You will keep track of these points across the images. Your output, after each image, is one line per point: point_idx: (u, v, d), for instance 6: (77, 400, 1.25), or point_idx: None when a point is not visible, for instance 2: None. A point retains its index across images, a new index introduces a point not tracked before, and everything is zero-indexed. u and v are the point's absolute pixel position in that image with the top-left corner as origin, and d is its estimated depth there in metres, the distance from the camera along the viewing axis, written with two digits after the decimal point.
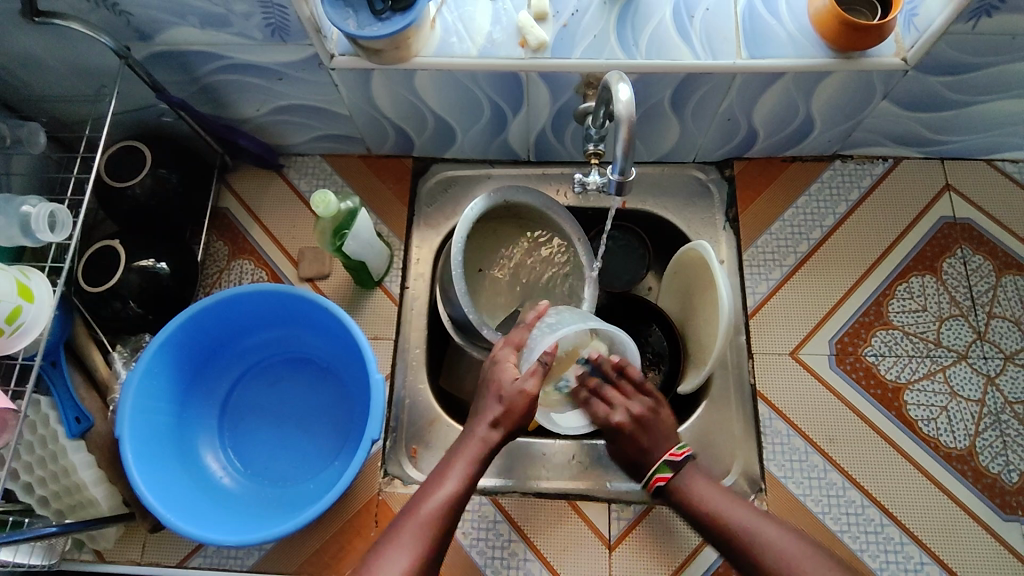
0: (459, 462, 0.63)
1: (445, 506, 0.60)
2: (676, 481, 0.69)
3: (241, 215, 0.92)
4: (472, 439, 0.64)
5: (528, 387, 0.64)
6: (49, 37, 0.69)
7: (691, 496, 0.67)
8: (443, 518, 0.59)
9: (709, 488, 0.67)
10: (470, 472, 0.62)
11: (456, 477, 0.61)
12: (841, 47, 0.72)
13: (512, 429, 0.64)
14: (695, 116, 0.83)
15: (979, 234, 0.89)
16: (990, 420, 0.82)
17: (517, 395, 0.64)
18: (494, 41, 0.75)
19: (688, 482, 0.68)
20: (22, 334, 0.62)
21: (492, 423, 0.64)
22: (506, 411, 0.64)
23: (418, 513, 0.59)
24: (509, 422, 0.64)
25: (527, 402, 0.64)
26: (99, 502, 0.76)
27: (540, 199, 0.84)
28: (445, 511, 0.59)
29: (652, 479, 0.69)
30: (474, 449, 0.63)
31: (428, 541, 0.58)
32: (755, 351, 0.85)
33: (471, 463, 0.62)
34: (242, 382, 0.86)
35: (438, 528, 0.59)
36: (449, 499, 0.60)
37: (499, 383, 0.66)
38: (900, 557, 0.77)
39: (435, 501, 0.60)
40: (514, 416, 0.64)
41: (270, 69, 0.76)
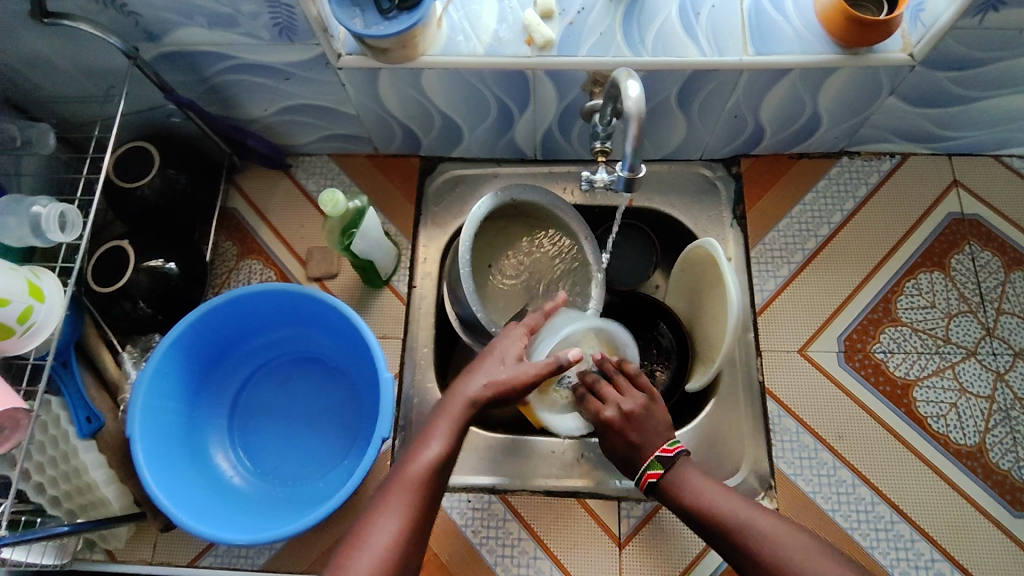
0: (443, 422, 0.60)
1: (432, 468, 0.58)
2: (666, 479, 0.65)
3: (249, 215, 0.93)
4: (456, 394, 0.61)
5: (523, 365, 0.62)
6: (59, 39, 0.69)
7: (682, 495, 0.64)
8: (429, 480, 0.57)
9: (702, 484, 0.63)
10: (456, 429, 0.60)
11: (441, 438, 0.59)
12: (848, 43, 0.72)
13: (499, 393, 0.61)
14: (702, 113, 0.83)
15: (988, 230, 0.89)
16: (1000, 417, 0.81)
17: (514, 372, 0.62)
18: (500, 39, 0.75)
19: (678, 479, 0.65)
20: (33, 334, 0.63)
21: (478, 383, 0.62)
22: (497, 380, 0.62)
23: (404, 479, 0.57)
24: (497, 385, 0.61)
25: (524, 381, 0.61)
26: (110, 501, 0.76)
27: (547, 198, 0.84)
28: (431, 473, 0.57)
29: (644, 475, 0.65)
30: (459, 404, 0.61)
31: (415, 505, 0.56)
32: (763, 349, 0.85)
33: (455, 421, 0.60)
34: (251, 382, 0.86)
35: (426, 491, 0.57)
36: (435, 460, 0.58)
37: (497, 360, 0.64)
38: (911, 554, 0.77)
39: (421, 464, 0.58)
40: (505, 386, 0.61)
41: (278, 69, 0.77)
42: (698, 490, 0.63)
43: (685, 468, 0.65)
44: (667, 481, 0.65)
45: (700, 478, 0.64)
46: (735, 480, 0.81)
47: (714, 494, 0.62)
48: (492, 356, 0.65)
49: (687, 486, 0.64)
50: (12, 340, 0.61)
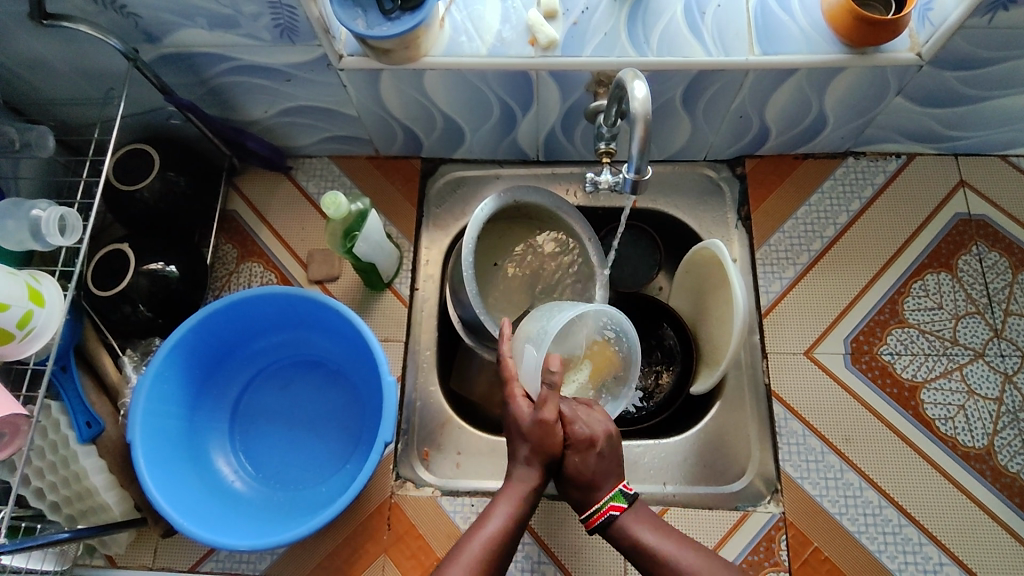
0: (504, 501, 0.64)
1: (489, 549, 0.61)
2: (619, 518, 0.66)
3: (249, 217, 0.92)
4: (516, 481, 0.65)
5: (546, 415, 0.64)
6: (58, 40, 0.69)
7: (638, 539, 0.64)
8: (487, 562, 0.60)
9: (657, 530, 0.65)
10: (516, 513, 0.63)
11: (500, 517, 0.62)
12: (855, 42, 0.71)
13: (547, 463, 0.65)
14: (706, 114, 0.82)
15: (995, 230, 0.88)
16: (1009, 419, 0.81)
17: (539, 425, 0.64)
18: (504, 39, 0.74)
19: (634, 521, 0.66)
20: (33, 339, 0.62)
21: (532, 461, 0.65)
22: (535, 447, 0.65)
23: (461, 557, 0.60)
24: (546, 458, 0.65)
25: (549, 432, 0.64)
26: (111, 507, 0.75)
27: (550, 199, 0.84)
28: (488, 554, 0.61)
29: (605, 507, 0.65)
30: (519, 489, 0.64)
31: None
32: (769, 351, 0.84)
33: (516, 503, 0.63)
34: (252, 386, 0.85)
35: (480, 573, 0.59)
36: (493, 541, 0.61)
37: (518, 420, 0.66)
38: (919, 558, 0.76)
39: (479, 543, 0.61)
40: (545, 451, 0.65)
41: (279, 70, 0.76)
42: (655, 536, 0.64)
43: (640, 511, 0.67)
44: (623, 520, 0.65)
45: (653, 524, 0.66)
46: (740, 483, 0.81)
47: (671, 541, 0.64)
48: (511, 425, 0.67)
49: (644, 530, 0.65)
50: (11, 345, 0.60)
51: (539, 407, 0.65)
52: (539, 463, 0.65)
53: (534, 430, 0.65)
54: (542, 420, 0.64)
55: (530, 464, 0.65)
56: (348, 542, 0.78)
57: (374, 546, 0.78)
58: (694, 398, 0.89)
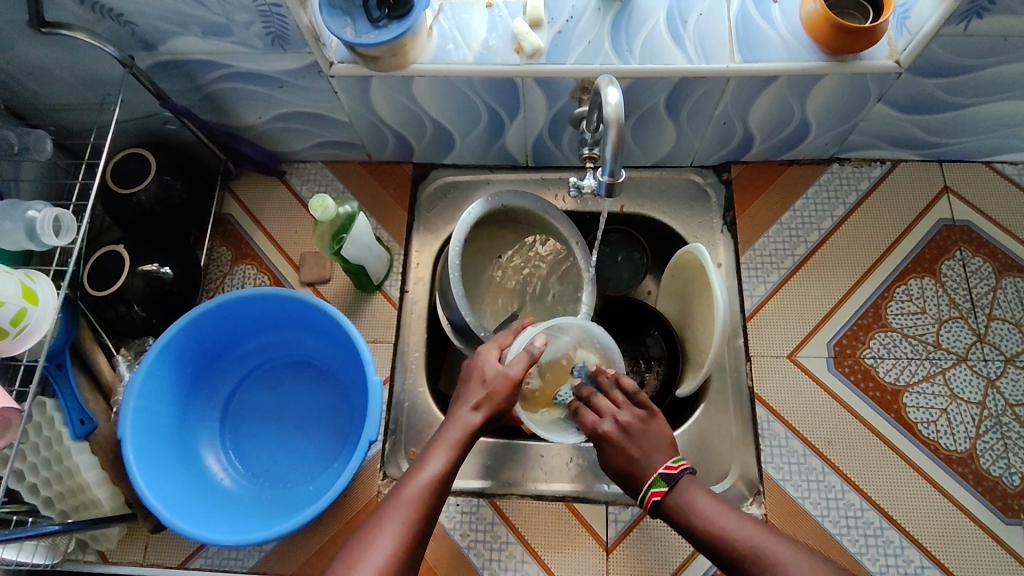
0: (442, 447, 0.62)
1: (429, 490, 0.59)
2: (671, 497, 0.65)
3: (244, 221, 0.94)
4: (455, 426, 0.64)
5: (513, 372, 0.66)
6: (57, 48, 0.71)
7: (688, 511, 0.63)
8: (427, 500, 0.59)
9: (709, 500, 0.63)
10: (455, 456, 0.62)
11: (438, 461, 0.61)
12: (833, 49, 0.72)
13: (494, 410, 0.65)
14: (690, 120, 0.83)
15: (979, 236, 0.89)
16: (992, 423, 0.81)
17: (500, 378, 0.66)
18: (490, 47, 0.76)
19: (684, 499, 0.64)
20: (26, 336, 0.64)
21: (473, 406, 0.65)
22: (488, 394, 0.65)
23: (400, 499, 0.58)
24: (490, 404, 0.65)
25: (509, 387, 0.66)
26: (103, 502, 0.77)
27: (537, 203, 0.85)
28: (428, 496, 0.59)
29: (648, 493, 0.65)
30: (455, 435, 0.63)
31: (409, 526, 0.57)
32: (752, 354, 0.85)
33: (453, 447, 0.62)
34: (243, 386, 0.87)
35: (421, 514, 0.58)
36: (434, 480, 0.60)
37: (481, 371, 0.68)
38: (900, 561, 0.76)
39: (417, 485, 0.59)
40: (497, 398, 0.65)
41: (271, 77, 0.78)
42: (712, 506, 0.63)
43: (690, 484, 0.65)
44: (672, 500, 0.64)
45: (703, 494, 0.64)
46: (723, 484, 0.81)
47: (726, 514, 0.61)
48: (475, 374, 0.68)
49: (691, 502, 0.64)
50: (5, 342, 0.62)
51: (507, 364, 0.67)
52: (488, 409, 0.65)
53: (495, 381, 0.66)
54: (506, 373, 0.66)
55: (476, 409, 0.65)
56: (334, 540, 0.80)
57: None
58: (681, 399, 0.90)
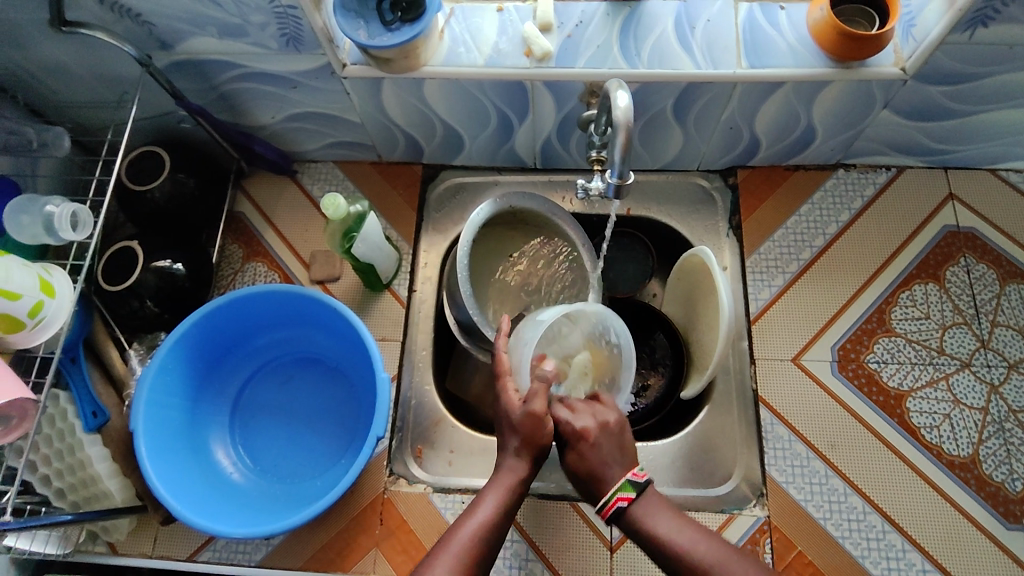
0: (493, 492, 0.64)
1: (479, 537, 0.60)
2: (633, 508, 0.62)
3: (256, 219, 0.95)
4: (505, 471, 0.65)
5: (537, 408, 0.66)
6: (76, 47, 0.73)
7: (652, 527, 0.61)
8: (479, 547, 0.60)
9: (674, 518, 0.61)
10: (506, 501, 0.63)
11: (488, 507, 0.62)
12: (839, 56, 0.73)
13: (537, 454, 0.66)
14: (697, 124, 0.84)
15: (983, 243, 0.89)
16: (994, 429, 0.82)
17: (527, 417, 0.66)
18: (500, 50, 0.77)
19: (647, 512, 0.62)
20: (43, 328, 0.65)
21: (518, 451, 0.66)
22: (525, 439, 0.66)
23: (450, 546, 0.59)
24: (533, 448, 0.66)
25: (536, 423, 0.66)
26: (114, 494, 0.78)
27: (545, 205, 0.86)
28: (479, 541, 0.60)
29: (613, 499, 0.62)
30: (507, 479, 0.65)
31: (462, 574, 0.58)
32: (757, 357, 0.86)
33: (504, 493, 0.64)
34: (253, 382, 0.88)
35: (472, 560, 0.59)
36: (485, 527, 0.61)
37: (508, 412, 0.68)
38: (902, 564, 0.77)
39: (468, 532, 0.60)
40: (536, 442, 0.66)
41: (285, 78, 0.79)
42: (677, 526, 0.61)
43: (655, 497, 0.63)
44: (635, 512, 0.62)
45: (667, 510, 0.62)
46: (725, 486, 0.82)
47: (688, 532, 0.60)
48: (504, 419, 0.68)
49: (656, 517, 0.61)
50: (23, 333, 0.64)
51: (528, 399, 0.67)
52: (529, 453, 0.66)
53: (525, 422, 0.66)
54: (531, 410, 0.66)
55: (520, 455, 0.66)
56: (341, 535, 0.81)
57: (367, 539, 0.80)
58: (686, 401, 0.91)
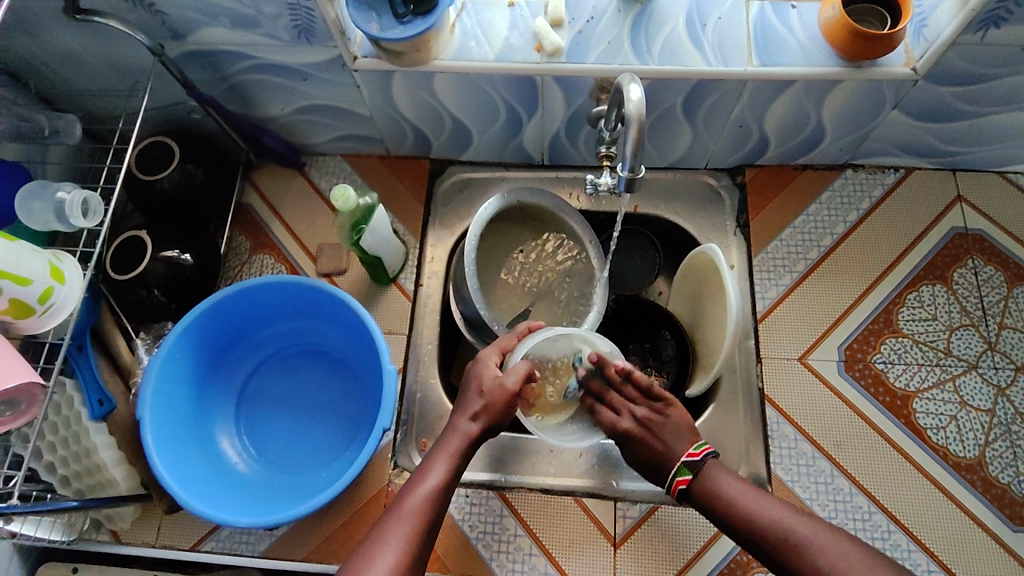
0: (442, 457, 0.64)
1: (431, 499, 0.61)
2: (699, 480, 0.66)
3: (263, 211, 0.95)
4: (454, 436, 0.66)
5: (509, 382, 0.68)
6: (89, 35, 0.73)
7: (718, 493, 0.65)
8: (431, 507, 0.61)
9: (742, 483, 0.65)
10: (455, 465, 0.64)
11: (440, 470, 0.63)
12: (851, 55, 0.73)
13: (490, 420, 0.67)
14: (706, 122, 0.84)
15: (991, 245, 0.89)
16: (1001, 431, 0.81)
17: (496, 390, 0.67)
18: (511, 45, 0.77)
19: (711, 482, 0.66)
20: (52, 314, 0.65)
21: (472, 416, 0.67)
22: (485, 406, 0.67)
23: (403, 508, 0.60)
24: (488, 415, 0.67)
25: (506, 398, 0.67)
26: (118, 482, 0.78)
27: (552, 200, 0.86)
28: (430, 504, 0.61)
29: (673, 481, 0.67)
30: (457, 443, 0.65)
31: (415, 534, 0.58)
32: (763, 356, 0.86)
33: (455, 455, 0.65)
34: (258, 372, 0.88)
35: (425, 520, 0.60)
36: (436, 488, 0.62)
37: (480, 379, 0.69)
38: (907, 565, 0.76)
39: (421, 493, 0.61)
40: (493, 410, 0.67)
41: (296, 69, 0.79)
42: (745, 490, 0.64)
43: (719, 466, 0.67)
44: (698, 486, 0.66)
45: (734, 478, 0.65)
46: None
47: (753, 497, 0.63)
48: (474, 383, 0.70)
49: (722, 484, 0.65)
50: (32, 319, 0.64)
51: (506, 374, 0.69)
52: (485, 420, 0.67)
53: (494, 392, 0.68)
54: (502, 384, 0.68)
55: (474, 419, 0.67)
56: (344, 527, 0.81)
57: (371, 531, 0.80)
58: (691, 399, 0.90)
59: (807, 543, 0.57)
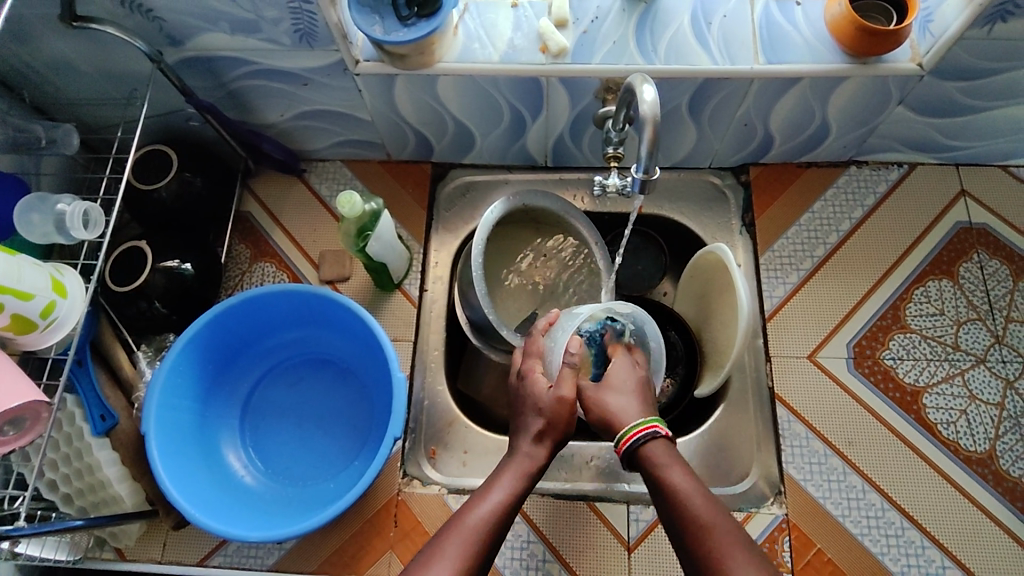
0: (507, 475, 0.63)
1: (492, 519, 0.59)
2: (650, 449, 0.61)
3: (264, 220, 0.94)
4: (521, 457, 0.64)
5: (564, 393, 0.66)
6: (85, 42, 0.71)
7: (663, 474, 0.59)
8: (490, 527, 0.59)
9: (685, 469, 0.59)
10: (520, 486, 0.62)
11: (504, 488, 0.61)
12: (857, 52, 0.73)
13: (557, 441, 0.65)
14: (712, 120, 0.84)
15: (996, 239, 0.89)
16: (1010, 424, 0.81)
17: (554, 403, 0.65)
18: (515, 46, 0.76)
19: (662, 457, 0.60)
20: (55, 329, 0.64)
21: (537, 437, 0.65)
22: (549, 423, 0.65)
23: (465, 521, 0.58)
24: (553, 434, 0.65)
25: (567, 409, 0.65)
26: (123, 499, 0.76)
27: (558, 204, 0.85)
28: (492, 522, 0.59)
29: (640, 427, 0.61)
30: (524, 466, 0.64)
31: (473, 552, 0.56)
32: (773, 354, 0.86)
33: (520, 477, 0.63)
34: (262, 383, 0.86)
35: (483, 538, 0.58)
36: (498, 508, 0.60)
37: (535, 396, 0.67)
38: (921, 561, 0.76)
39: (483, 512, 0.59)
40: (558, 426, 0.65)
41: (295, 74, 0.78)
42: (686, 483, 0.58)
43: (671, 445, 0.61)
44: (651, 450, 0.60)
45: (681, 462, 0.60)
46: (744, 484, 0.82)
47: (700, 493, 0.58)
48: (529, 403, 0.67)
49: (668, 464, 0.59)
50: (34, 334, 0.62)
51: (556, 385, 0.66)
52: (551, 439, 0.65)
53: (551, 407, 0.65)
54: (560, 396, 0.65)
55: (539, 441, 0.65)
56: (356, 538, 0.79)
57: (382, 542, 0.79)
58: (700, 399, 0.90)
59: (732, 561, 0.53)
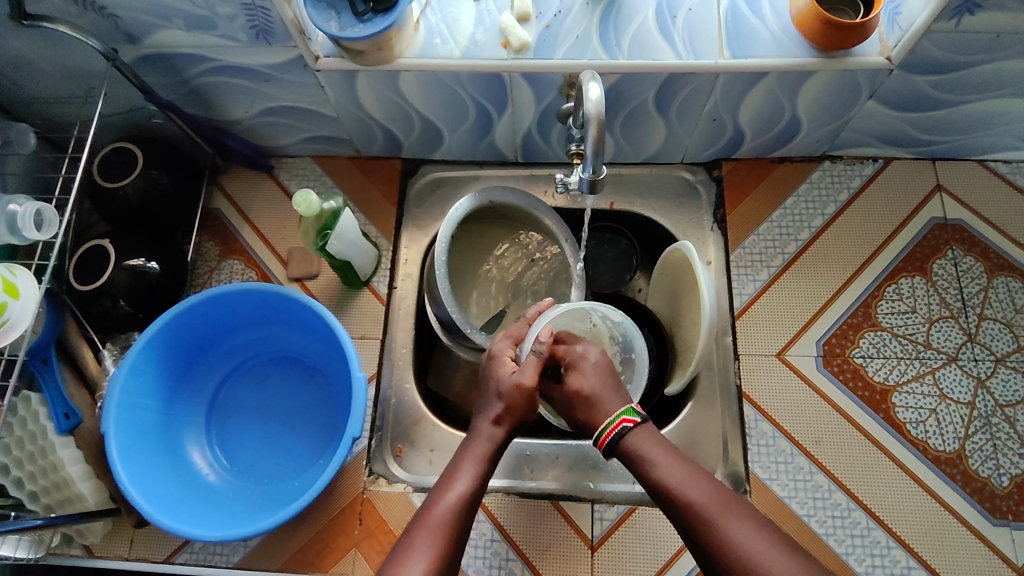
0: (468, 464, 0.64)
1: (457, 509, 0.60)
2: (631, 441, 0.62)
3: (232, 217, 0.94)
4: (480, 442, 0.65)
5: (525, 380, 0.66)
6: (39, 40, 0.71)
7: (647, 461, 0.60)
8: (458, 518, 0.59)
9: (671, 455, 0.60)
10: (479, 471, 0.63)
11: (466, 479, 0.62)
12: (824, 46, 0.72)
13: (514, 423, 0.66)
14: (679, 116, 0.83)
15: (971, 235, 0.88)
16: (981, 424, 0.80)
17: (514, 389, 0.66)
18: (477, 41, 0.75)
19: (643, 443, 0.61)
20: (7, 331, 0.64)
21: (494, 420, 0.66)
22: (506, 407, 0.66)
23: (431, 518, 0.59)
24: (510, 419, 0.66)
25: (525, 397, 0.66)
26: (86, 496, 0.76)
27: (525, 199, 0.85)
28: (457, 515, 0.60)
29: (616, 421, 0.63)
30: (480, 450, 0.64)
31: (444, 545, 0.58)
32: (741, 352, 0.85)
33: (479, 464, 0.63)
34: (228, 382, 0.87)
35: (454, 531, 0.59)
36: (460, 500, 0.60)
37: (497, 378, 0.68)
38: (886, 561, 0.76)
39: (448, 503, 0.60)
40: (515, 412, 0.66)
41: (256, 71, 0.77)
42: (670, 463, 0.59)
43: (654, 433, 0.62)
44: (631, 439, 0.62)
45: (666, 448, 0.61)
46: None
47: (685, 469, 0.59)
48: (491, 387, 0.68)
49: (653, 455, 0.60)
50: None
51: (519, 370, 0.67)
52: (509, 423, 0.66)
53: (512, 393, 0.66)
54: (519, 382, 0.66)
55: (497, 423, 0.66)
56: (320, 536, 0.80)
57: (346, 539, 0.79)
58: (668, 396, 0.89)
59: (740, 538, 0.54)
